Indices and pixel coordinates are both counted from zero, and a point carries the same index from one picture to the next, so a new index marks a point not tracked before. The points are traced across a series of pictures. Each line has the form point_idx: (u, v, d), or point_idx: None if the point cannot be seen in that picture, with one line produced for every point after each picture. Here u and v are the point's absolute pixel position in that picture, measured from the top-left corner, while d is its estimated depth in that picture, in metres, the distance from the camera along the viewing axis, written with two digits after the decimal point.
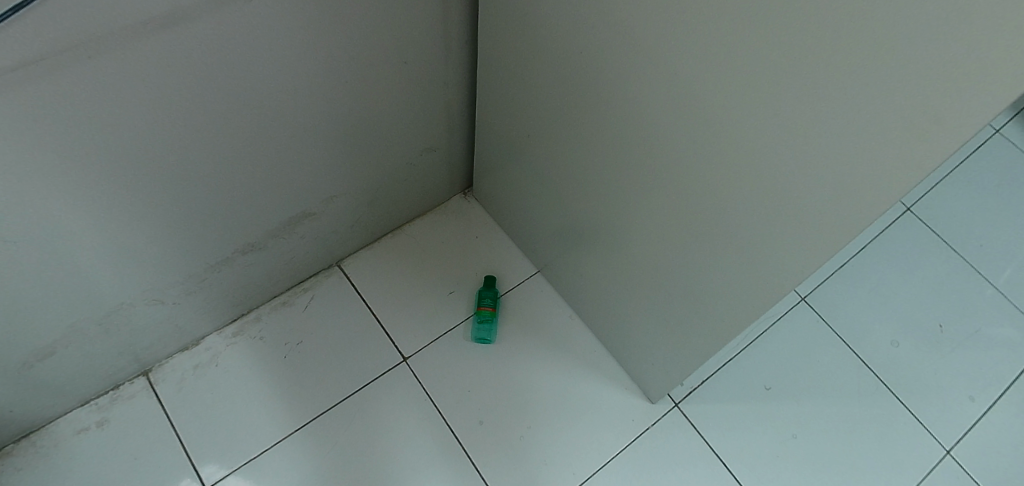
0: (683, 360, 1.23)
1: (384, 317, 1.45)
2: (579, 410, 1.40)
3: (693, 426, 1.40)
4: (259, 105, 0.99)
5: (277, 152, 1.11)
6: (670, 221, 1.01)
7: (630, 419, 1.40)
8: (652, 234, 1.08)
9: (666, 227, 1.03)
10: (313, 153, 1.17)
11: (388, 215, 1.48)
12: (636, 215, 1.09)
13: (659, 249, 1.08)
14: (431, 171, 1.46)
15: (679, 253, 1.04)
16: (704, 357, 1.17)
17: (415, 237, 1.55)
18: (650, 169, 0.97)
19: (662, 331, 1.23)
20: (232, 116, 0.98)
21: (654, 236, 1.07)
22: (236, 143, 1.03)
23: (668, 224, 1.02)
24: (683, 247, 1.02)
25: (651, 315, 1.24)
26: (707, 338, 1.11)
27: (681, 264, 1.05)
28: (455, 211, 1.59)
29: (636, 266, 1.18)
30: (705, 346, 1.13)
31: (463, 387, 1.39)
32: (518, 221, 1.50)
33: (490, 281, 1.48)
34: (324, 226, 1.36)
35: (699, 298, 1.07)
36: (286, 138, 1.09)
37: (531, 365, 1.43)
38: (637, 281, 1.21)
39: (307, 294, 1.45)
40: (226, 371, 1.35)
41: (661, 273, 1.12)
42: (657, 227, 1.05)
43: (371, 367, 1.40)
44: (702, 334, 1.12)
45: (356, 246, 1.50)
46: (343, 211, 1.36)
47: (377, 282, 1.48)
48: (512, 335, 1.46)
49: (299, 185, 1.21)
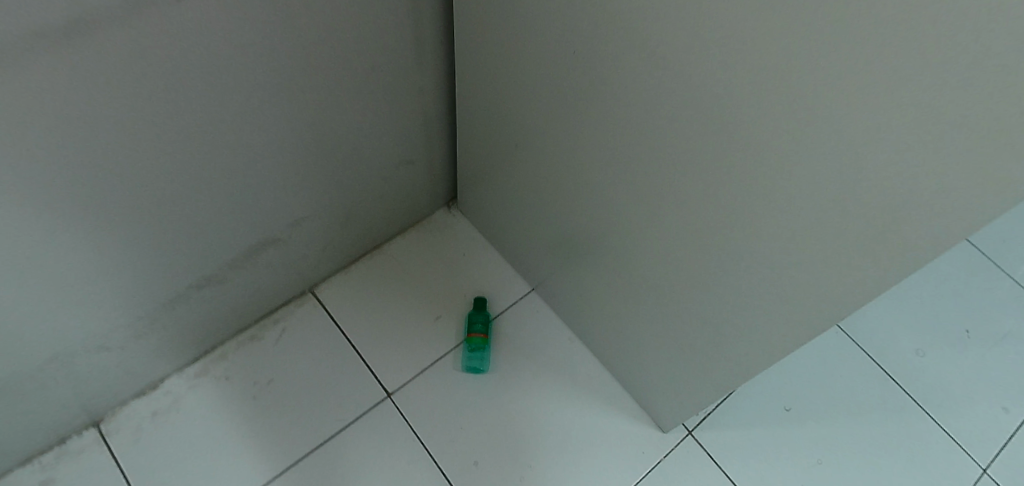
0: (697, 389, 1.10)
1: (364, 348, 1.32)
2: (584, 442, 1.27)
3: (710, 456, 1.28)
4: (194, 127, 0.85)
5: (228, 176, 0.96)
6: (676, 248, 0.88)
7: (640, 451, 1.27)
8: (658, 260, 0.94)
9: (673, 254, 0.89)
10: (272, 174, 1.03)
11: (362, 236, 1.34)
12: (637, 235, 0.95)
13: (668, 275, 0.95)
14: (410, 185, 1.32)
15: (688, 281, 0.91)
16: (723, 389, 1.04)
17: (396, 257, 1.41)
18: (651, 187, 0.84)
19: (674, 360, 1.10)
20: (167, 141, 0.83)
21: (661, 262, 0.94)
22: (174, 170, 0.88)
23: (675, 252, 0.88)
24: (694, 277, 0.89)
25: (661, 342, 1.11)
26: (726, 372, 0.99)
27: (692, 293, 0.92)
28: (439, 227, 1.46)
29: (642, 289, 1.05)
30: (726, 378, 1.01)
31: (454, 424, 1.26)
32: (511, 238, 1.37)
33: (482, 304, 1.35)
34: (291, 254, 1.22)
35: (715, 332, 0.94)
36: (238, 160, 0.95)
37: (529, 395, 1.30)
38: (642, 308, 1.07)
39: (279, 326, 1.31)
40: (189, 416, 1.22)
41: (671, 300, 0.99)
42: (663, 253, 0.91)
43: (352, 405, 1.26)
44: (720, 365, 0.99)
45: (332, 270, 1.36)
46: (313, 236, 1.22)
47: (356, 309, 1.35)
48: (507, 363, 1.33)
49: (258, 210, 1.07)
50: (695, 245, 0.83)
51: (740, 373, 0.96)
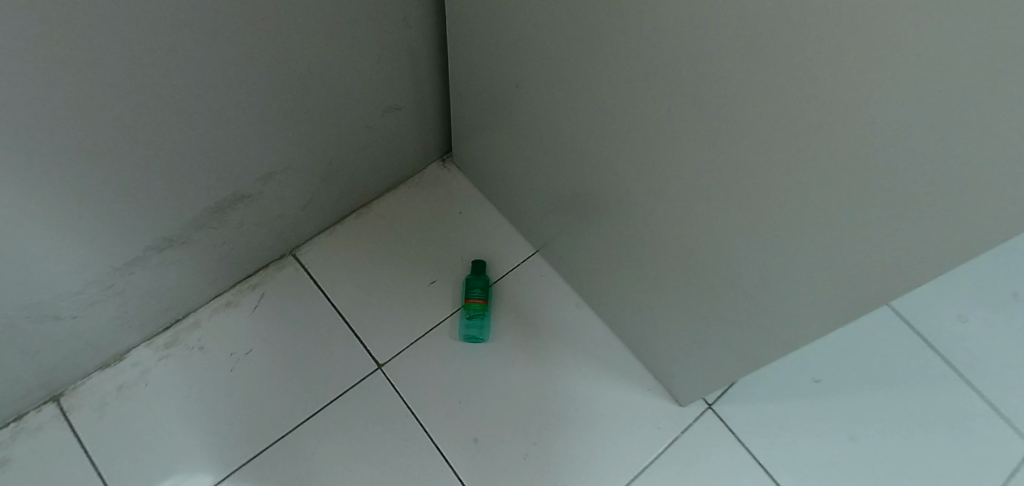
0: (721, 360, 0.98)
1: (352, 316, 1.20)
2: (594, 417, 1.16)
3: (733, 433, 1.17)
4: (132, 67, 0.70)
5: (184, 128, 0.83)
6: (699, 204, 0.74)
7: (655, 427, 1.17)
8: (676, 218, 0.81)
9: (694, 210, 0.76)
10: (238, 124, 0.89)
11: (346, 194, 1.21)
12: (653, 188, 0.82)
13: (688, 236, 0.81)
14: (398, 137, 1.19)
15: (712, 242, 0.78)
16: (751, 362, 0.92)
17: (386, 217, 1.29)
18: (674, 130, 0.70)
19: (694, 330, 0.98)
20: (102, 86, 0.70)
21: (680, 221, 0.80)
22: (112, 120, 0.74)
23: (697, 208, 0.75)
24: (718, 238, 0.75)
25: (679, 309, 0.98)
26: (756, 344, 0.86)
27: (716, 256, 0.79)
28: (432, 183, 1.33)
29: (657, 251, 0.92)
30: (754, 352, 0.89)
31: (451, 399, 1.15)
32: (512, 195, 1.24)
33: (480, 267, 1.23)
34: (266, 214, 1.09)
35: (742, 300, 0.81)
36: (195, 108, 0.81)
37: (533, 367, 1.19)
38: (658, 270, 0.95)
39: (257, 292, 1.19)
40: (159, 391, 1.11)
41: (690, 263, 0.86)
42: (683, 210, 0.78)
43: (339, 378, 1.15)
44: (748, 337, 0.87)
45: (314, 231, 1.24)
46: (290, 193, 1.09)
47: (342, 273, 1.23)
48: (509, 331, 1.22)
49: (223, 165, 0.93)
50: (723, 200, 0.69)
51: (771, 346, 0.84)
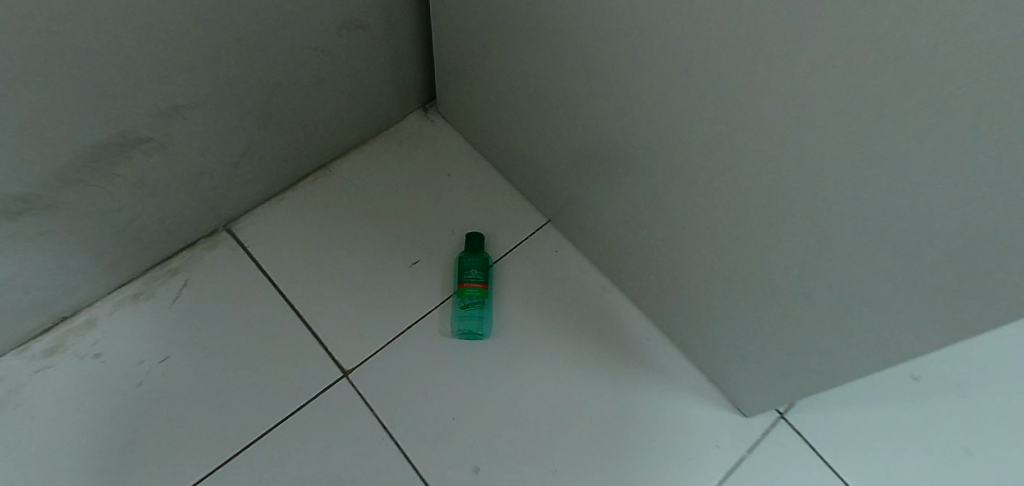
0: (814, 364, 0.70)
1: (307, 309, 0.92)
2: (631, 434, 0.88)
3: (817, 453, 0.90)
4: None
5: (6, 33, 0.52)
6: (841, 107, 0.43)
7: (713, 445, 0.89)
8: (779, 147, 0.49)
9: (822, 125, 0.45)
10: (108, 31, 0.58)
11: (296, 149, 0.92)
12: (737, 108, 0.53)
13: (794, 179, 0.51)
14: (363, 71, 0.89)
15: (845, 183, 0.47)
16: (871, 370, 0.63)
17: (353, 181, 0.99)
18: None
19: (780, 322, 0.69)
20: None
21: (786, 152, 0.49)
22: None
23: (832, 119, 0.44)
24: (864, 167, 0.46)
25: (754, 299, 0.69)
26: (889, 346, 0.57)
27: (849, 209, 0.48)
28: (411, 138, 1.04)
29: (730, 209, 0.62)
30: (885, 356, 0.59)
31: (441, 416, 0.87)
32: (515, 148, 0.94)
33: (477, 241, 0.94)
34: (180, 174, 0.79)
35: (885, 277, 0.51)
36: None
37: (548, 371, 0.91)
38: (727, 239, 0.65)
39: (179, 279, 0.90)
40: (37, 415, 0.82)
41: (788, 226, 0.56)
42: (798, 129, 0.47)
43: (288, 393, 0.87)
44: (878, 336, 0.57)
45: (256, 198, 0.94)
46: (214, 146, 0.79)
47: (295, 253, 0.94)
48: (515, 325, 0.93)
49: (95, 97, 0.63)
50: (903, 94, 0.39)
51: (925, 348, 0.54)
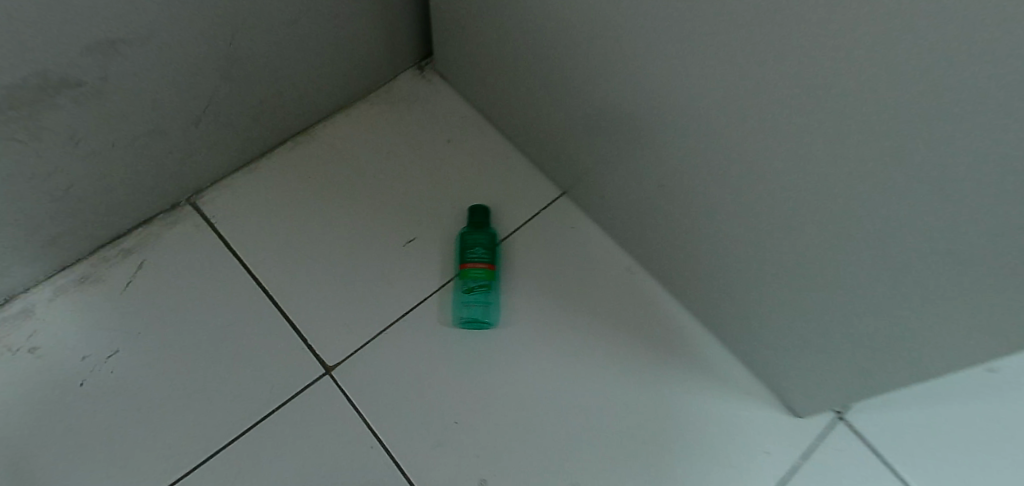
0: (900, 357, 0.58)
1: (284, 296, 0.79)
2: (664, 439, 0.76)
3: (883, 460, 0.77)
4: None
5: None
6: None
7: (762, 452, 0.77)
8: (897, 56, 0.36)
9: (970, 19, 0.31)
10: None
11: (267, 109, 0.79)
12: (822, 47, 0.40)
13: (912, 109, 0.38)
14: (345, 16, 0.75)
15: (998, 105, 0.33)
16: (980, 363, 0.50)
17: (337, 148, 0.86)
18: None
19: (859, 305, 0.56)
20: None
21: (907, 64, 0.36)
22: None
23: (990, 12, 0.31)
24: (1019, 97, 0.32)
25: (827, 275, 0.56)
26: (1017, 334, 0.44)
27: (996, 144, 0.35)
28: (404, 100, 0.90)
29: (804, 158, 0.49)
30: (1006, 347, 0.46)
31: (442, 421, 0.75)
32: (524, 107, 0.81)
33: (481, 216, 0.81)
34: (122, 132, 0.66)
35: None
36: None
37: (565, 367, 0.78)
38: (796, 198, 0.52)
39: (133, 262, 0.77)
40: None
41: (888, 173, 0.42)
42: (928, 29, 0.33)
43: (260, 394, 0.74)
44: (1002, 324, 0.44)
45: (223, 167, 0.81)
46: (162, 97, 0.66)
47: (270, 232, 0.81)
48: (526, 313, 0.80)
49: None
50: None
51: None
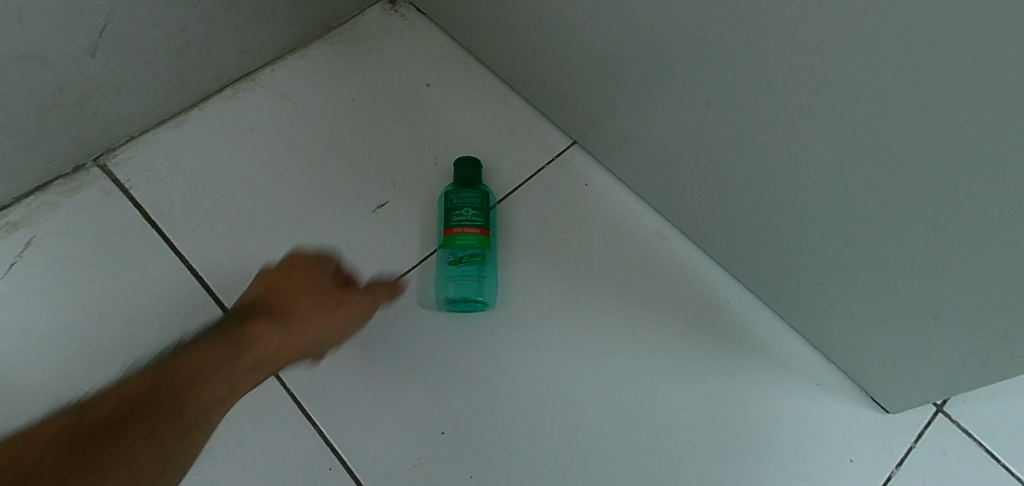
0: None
1: (218, 281, 0.62)
2: (707, 442, 0.60)
3: (1003, 467, 0.60)
4: None
5: None
6: None
7: (846, 460, 0.60)
8: None
9: None
10: None
11: (190, 42, 0.61)
12: None
13: None
14: None
15: None
16: None
17: (289, 97, 0.69)
18: None
19: (1010, 249, 0.39)
20: None
21: None
22: None
23: None
24: None
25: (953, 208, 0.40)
26: None
27: None
28: (373, 38, 0.72)
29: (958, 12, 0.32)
30: None
31: (423, 432, 0.59)
32: (519, 34, 0.64)
33: (470, 171, 0.64)
34: None
35: None
36: None
37: (580, 358, 0.62)
38: (934, 84, 0.35)
39: (21, 236, 0.61)
40: None
41: None
42: None
43: None
44: None
45: (140, 120, 0.64)
46: (27, 11, 0.49)
47: (200, 200, 0.64)
48: (529, 293, 0.64)
49: None
50: None
51: None
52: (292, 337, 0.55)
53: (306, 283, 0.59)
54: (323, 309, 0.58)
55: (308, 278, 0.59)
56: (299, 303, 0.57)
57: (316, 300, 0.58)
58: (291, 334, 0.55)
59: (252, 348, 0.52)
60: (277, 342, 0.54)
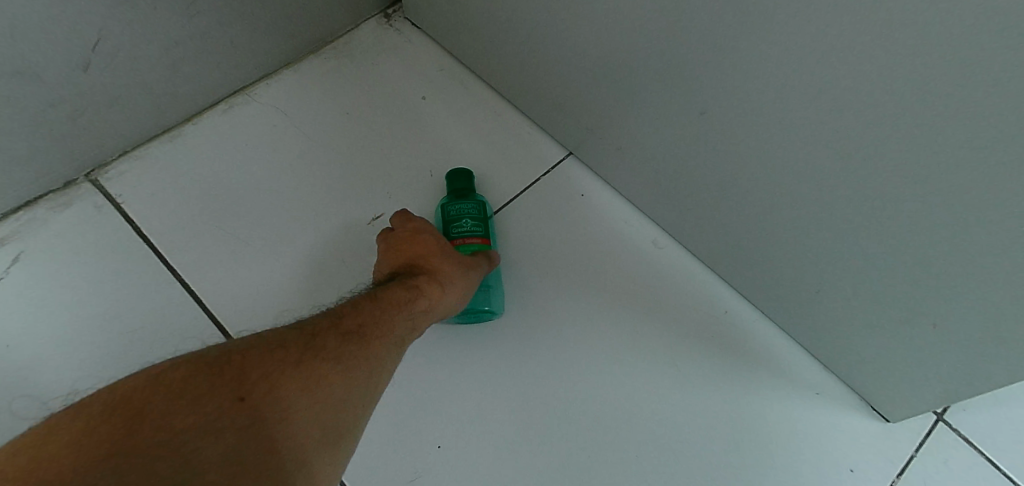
0: None
1: (212, 296, 0.61)
2: (706, 454, 0.60)
3: (1004, 474, 0.59)
4: None
5: None
6: None
7: (847, 470, 0.60)
8: None
9: None
10: None
11: (184, 56, 0.61)
12: None
13: None
14: None
15: None
16: None
17: (283, 111, 0.69)
18: None
19: (1008, 251, 0.39)
20: None
21: None
22: None
23: None
24: None
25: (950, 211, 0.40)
26: None
27: None
28: (367, 52, 0.73)
29: (951, 13, 0.32)
30: None
31: (418, 447, 0.58)
32: (513, 46, 0.64)
33: (465, 182, 0.64)
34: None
35: None
36: None
37: (577, 370, 0.61)
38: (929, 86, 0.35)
39: (10, 252, 0.61)
40: None
41: None
42: None
43: None
44: None
45: (132, 135, 0.64)
46: (21, 22, 0.49)
47: (193, 214, 0.64)
48: (525, 304, 0.63)
49: None
50: None
51: None
52: (439, 302, 0.51)
53: (442, 246, 0.55)
54: (457, 268, 0.54)
55: (445, 243, 0.56)
56: (435, 261, 0.54)
57: (451, 260, 0.54)
58: (435, 294, 0.51)
59: (398, 312, 0.48)
60: (423, 310, 0.49)
